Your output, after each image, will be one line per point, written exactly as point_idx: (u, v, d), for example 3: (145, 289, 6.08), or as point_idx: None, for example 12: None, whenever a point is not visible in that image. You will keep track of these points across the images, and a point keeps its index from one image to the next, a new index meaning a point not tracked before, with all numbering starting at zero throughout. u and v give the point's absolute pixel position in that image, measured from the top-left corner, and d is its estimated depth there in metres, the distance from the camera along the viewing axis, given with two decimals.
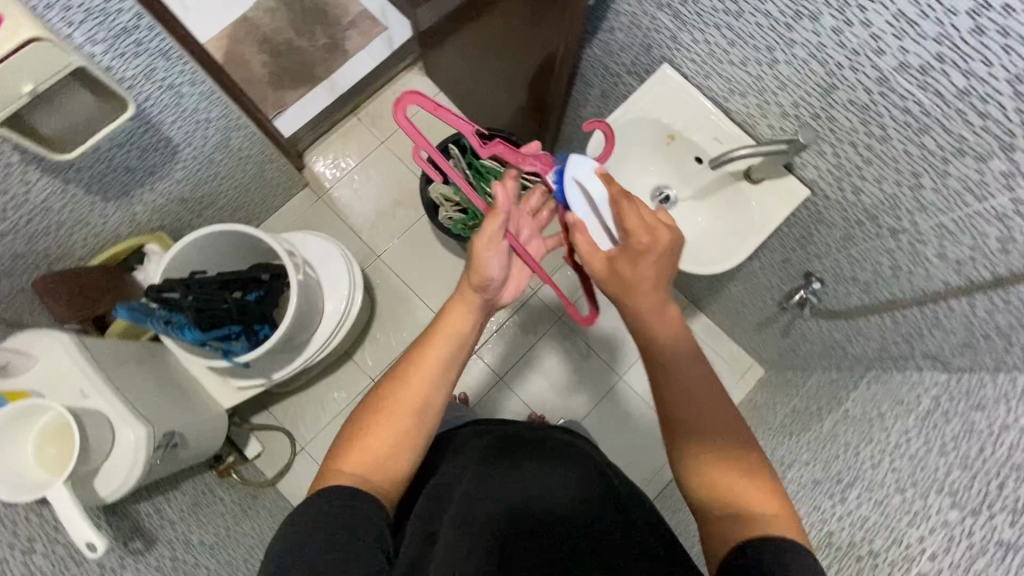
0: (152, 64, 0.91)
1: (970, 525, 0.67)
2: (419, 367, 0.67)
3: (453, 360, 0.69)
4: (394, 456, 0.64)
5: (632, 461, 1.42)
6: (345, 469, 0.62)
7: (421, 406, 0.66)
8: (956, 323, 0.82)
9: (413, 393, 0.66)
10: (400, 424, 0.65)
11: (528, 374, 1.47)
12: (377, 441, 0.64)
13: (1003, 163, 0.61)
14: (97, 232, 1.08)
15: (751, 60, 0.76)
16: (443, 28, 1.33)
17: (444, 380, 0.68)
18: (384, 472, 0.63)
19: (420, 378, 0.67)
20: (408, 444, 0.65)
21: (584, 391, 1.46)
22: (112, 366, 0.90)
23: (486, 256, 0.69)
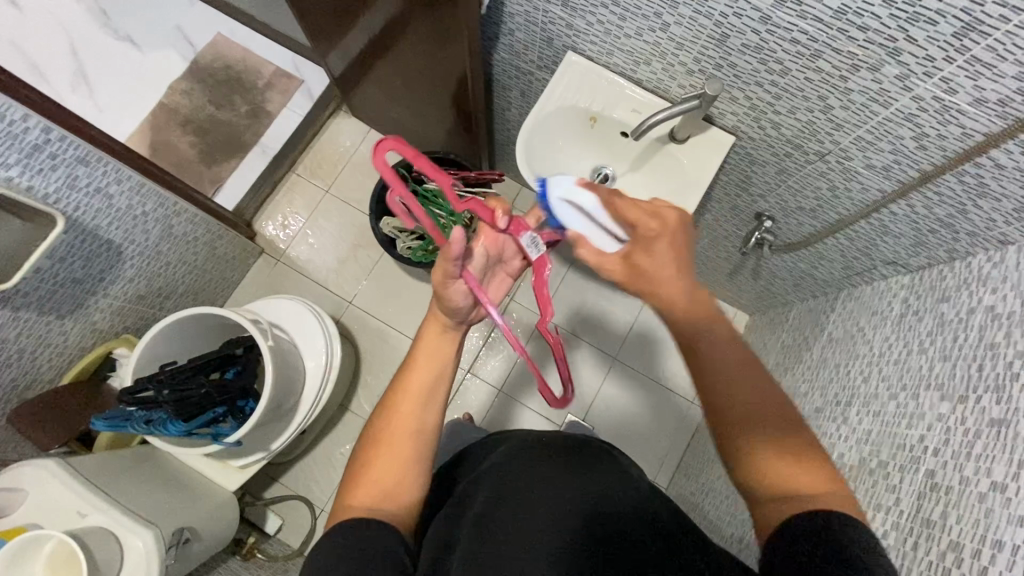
0: (72, 173, 0.91)
1: (961, 412, 0.69)
2: (406, 390, 0.65)
3: (440, 378, 0.67)
4: (399, 483, 0.62)
5: (646, 436, 1.44)
6: (354, 504, 0.60)
7: (418, 427, 0.64)
8: (903, 225, 0.85)
9: (407, 416, 0.64)
10: (400, 450, 0.63)
11: (525, 379, 1.48)
12: (381, 472, 0.62)
13: (895, 68, 0.63)
14: (60, 351, 1.07)
15: (645, 29, 0.79)
16: (355, 68, 1.35)
17: (434, 398, 0.66)
18: (395, 500, 0.61)
19: (409, 401, 0.65)
20: (411, 470, 0.63)
21: (584, 382, 1.48)
22: (105, 479, 0.88)
23: (449, 287, 0.64)
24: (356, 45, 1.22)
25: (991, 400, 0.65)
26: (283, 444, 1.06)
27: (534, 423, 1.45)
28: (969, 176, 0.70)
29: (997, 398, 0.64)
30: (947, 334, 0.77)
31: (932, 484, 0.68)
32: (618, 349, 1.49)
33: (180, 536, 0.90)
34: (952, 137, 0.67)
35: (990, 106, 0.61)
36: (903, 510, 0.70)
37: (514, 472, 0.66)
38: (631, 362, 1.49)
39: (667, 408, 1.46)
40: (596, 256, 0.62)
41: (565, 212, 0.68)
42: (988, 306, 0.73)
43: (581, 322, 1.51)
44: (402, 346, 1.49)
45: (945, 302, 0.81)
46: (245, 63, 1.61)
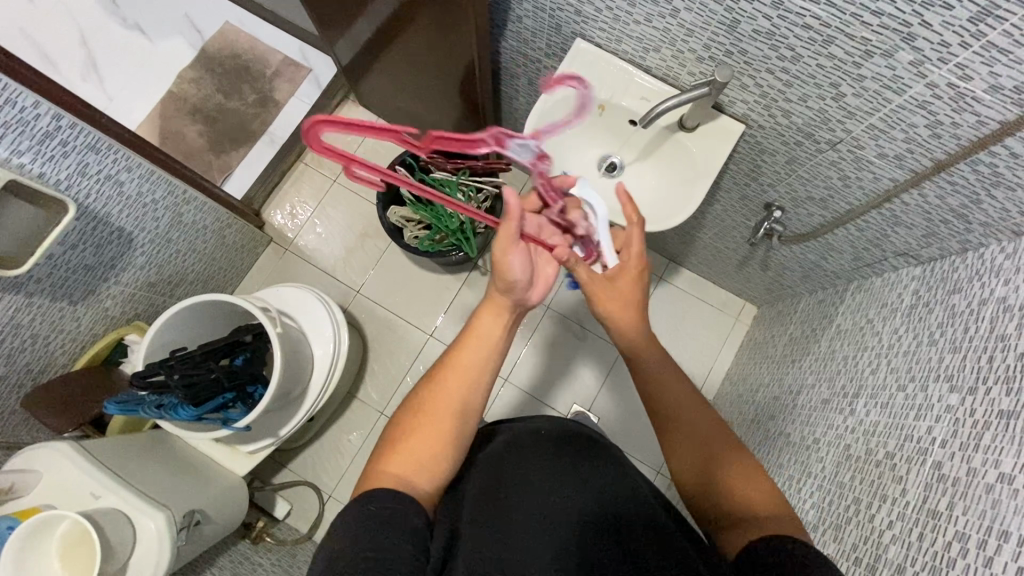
0: (83, 160, 0.92)
1: (970, 404, 0.68)
2: (459, 369, 0.68)
3: (488, 361, 0.70)
4: (435, 459, 0.63)
5: (651, 427, 1.45)
6: (390, 469, 0.61)
7: (463, 408, 0.67)
8: (915, 216, 0.84)
9: (456, 392, 0.67)
10: (442, 427, 0.65)
11: (533, 369, 1.49)
12: (421, 444, 0.63)
13: (909, 54, 0.62)
14: (73, 337, 1.08)
15: (655, 15, 0.78)
16: (362, 57, 1.34)
17: (480, 380, 0.69)
18: (429, 476, 0.62)
19: (460, 380, 0.68)
20: (449, 447, 0.64)
21: (589, 373, 1.48)
22: (117, 462, 0.90)
23: (510, 256, 0.68)
24: (363, 33, 1.22)
25: (1001, 392, 0.65)
26: (292, 430, 1.08)
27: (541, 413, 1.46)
28: (983, 166, 0.69)
29: (1008, 389, 0.64)
30: (957, 326, 0.77)
31: (939, 475, 0.67)
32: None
33: (191, 519, 0.92)
34: (966, 125, 0.66)
35: (1006, 93, 0.60)
36: (910, 501, 0.69)
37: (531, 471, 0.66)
38: None
39: None
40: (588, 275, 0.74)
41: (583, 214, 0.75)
42: (1000, 297, 0.72)
43: (589, 313, 1.51)
44: (409, 335, 1.50)
45: (957, 293, 0.80)
46: (253, 52, 1.61)
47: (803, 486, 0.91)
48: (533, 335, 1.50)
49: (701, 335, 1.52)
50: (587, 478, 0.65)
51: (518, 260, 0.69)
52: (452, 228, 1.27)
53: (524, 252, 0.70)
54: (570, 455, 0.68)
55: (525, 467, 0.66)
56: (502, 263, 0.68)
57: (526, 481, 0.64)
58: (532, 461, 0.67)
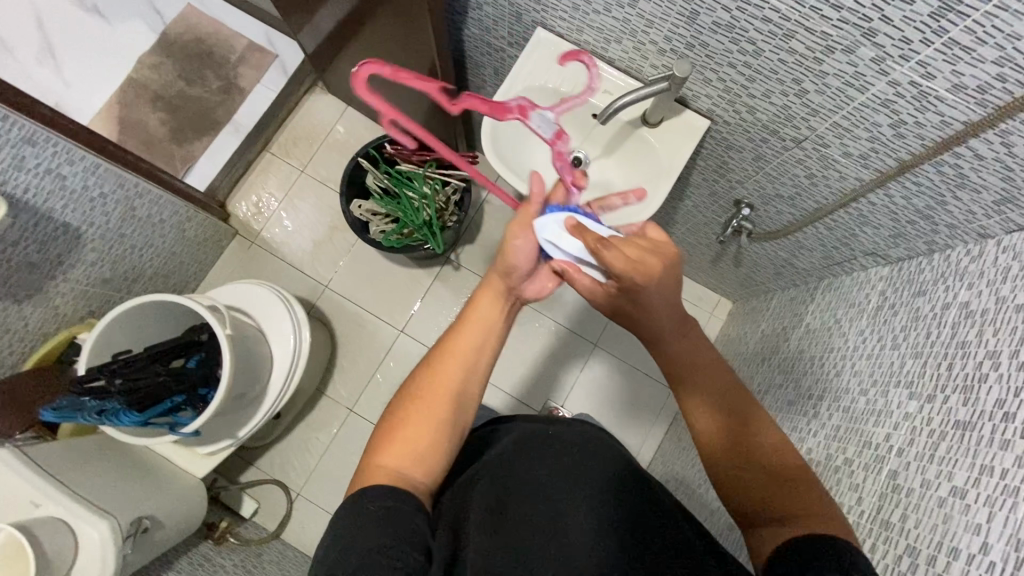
0: (19, 153, 0.88)
1: (928, 412, 0.67)
2: (453, 353, 0.66)
3: (485, 345, 0.67)
4: (430, 448, 0.60)
5: (626, 423, 1.43)
6: (383, 462, 0.58)
7: (459, 392, 0.64)
8: (882, 216, 0.82)
9: (452, 377, 0.64)
10: (436, 410, 0.62)
11: (507, 364, 1.46)
12: (414, 432, 0.60)
13: (870, 50, 0.59)
14: (20, 336, 1.04)
15: (614, 5, 0.74)
16: (326, 44, 1.29)
17: (478, 362, 0.66)
18: (423, 467, 0.59)
19: (454, 363, 0.65)
20: (447, 433, 0.61)
21: (565, 368, 1.46)
22: (61, 469, 0.87)
23: (518, 240, 0.68)
24: (324, 20, 1.17)
25: (959, 401, 0.64)
26: (250, 431, 1.05)
27: (517, 407, 1.44)
28: (948, 167, 0.67)
29: (965, 399, 0.63)
30: (920, 330, 0.75)
31: (893, 485, 0.66)
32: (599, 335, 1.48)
33: (139, 526, 0.89)
34: (930, 125, 0.63)
35: (969, 93, 0.57)
36: (865, 511, 0.68)
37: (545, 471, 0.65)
38: (611, 350, 1.48)
39: (648, 395, 1.45)
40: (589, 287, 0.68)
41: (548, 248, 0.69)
42: (963, 302, 0.70)
43: (565, 306, 1.49)
44: (379, 331, 1.47)
45: (921, 296, 0.78)
46: (216, 37, 1.55)
47: None
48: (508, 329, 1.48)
49: None
50: (602, 471, 0.64)
51: (526, 246, 0.68)
52: (418, 221, 1.23)
53: (537, 243, 0.70)
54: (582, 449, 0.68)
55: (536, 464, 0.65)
56: (509, 245, 0.68)
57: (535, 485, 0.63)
58: (540, 453, 0.67)
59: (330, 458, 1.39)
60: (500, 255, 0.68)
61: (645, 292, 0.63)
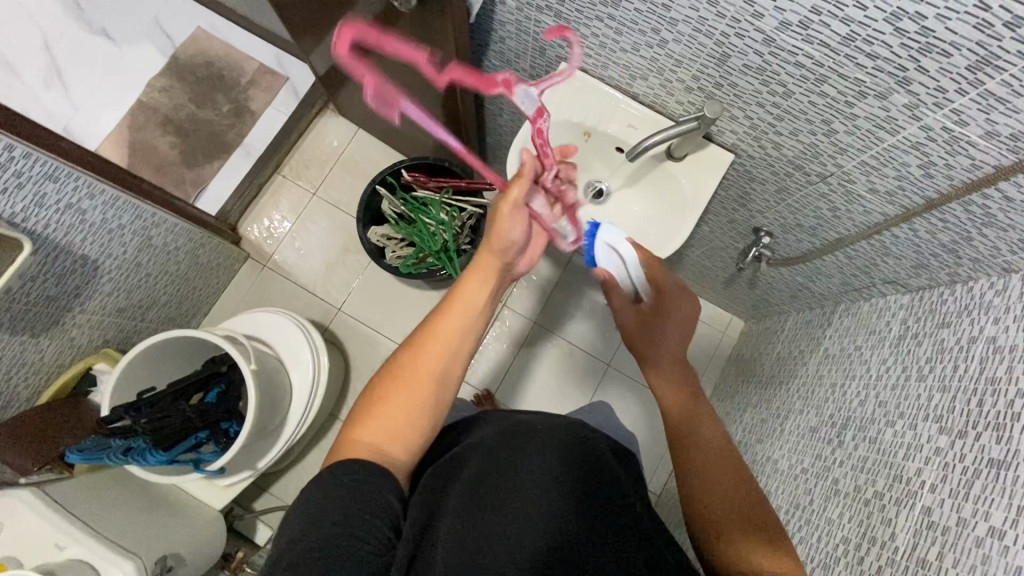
0: (41, 190, 0.87)
1: (960, 448, 0.67)
2: (438, 333, 0.65)
3: (470, 329, 0.67)
4: (407, 427, 0.61)
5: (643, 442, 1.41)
6: (362, 438, 0.60)
7: (440, 375, 0.64)
8: (904, 248, 0.83)
9: (436, 357, 0.64)
10: (417, 391, 0.62)
11: (521, 380, 1.44)
12: (393, 411, 0.61)
13: (904, 97, 0.60)
14: (37, 369, 1.03)
15: (642, 44, 0.75)
16: (341, 70, 1.29)
17: (463, 344, 0.66)
18: (400, 446, 0.60)
19: (438, 345, 0.65)
20: (425, 417, 0.62)
21: (580, 384, 1.45)
22: (84, 508, 0.86)
23: (508, 218, 0.69)
24: None
25: (992, 439, 0.64)
26: (270, 462, 1.04)
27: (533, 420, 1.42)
28: (975, 206, 0.68)
29: (998, 437, 0.63)
30: (947, 363, 0.76)
31: (928, 522, 0.66)
32: (612, 354, 1.46)
33: (162, 565, 0.88)
34: (959, 167, 0.64)
35: (1002, 140, 0.58)
36: (899, 547, 0.69)
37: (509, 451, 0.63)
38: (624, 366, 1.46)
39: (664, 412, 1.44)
40: (621, 304, 0.78)
41: (604, 256, 0.81)
42: (989, 337, 0.71)
43: (579, 322, 1.48)
44: (392, 353, 1.47)
45: (946, 328, 0.79)
46: (227, 60, 1.55)
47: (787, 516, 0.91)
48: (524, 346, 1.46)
49: (690, 350, 1.51)
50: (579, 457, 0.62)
51: (518, 226, 0.70)
52: (436, 246, 1.23)
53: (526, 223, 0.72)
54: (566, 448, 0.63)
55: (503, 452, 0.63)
56: (500, 222, 0.70)
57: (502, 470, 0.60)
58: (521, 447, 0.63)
59: None
60: (493, 229, 0.70)
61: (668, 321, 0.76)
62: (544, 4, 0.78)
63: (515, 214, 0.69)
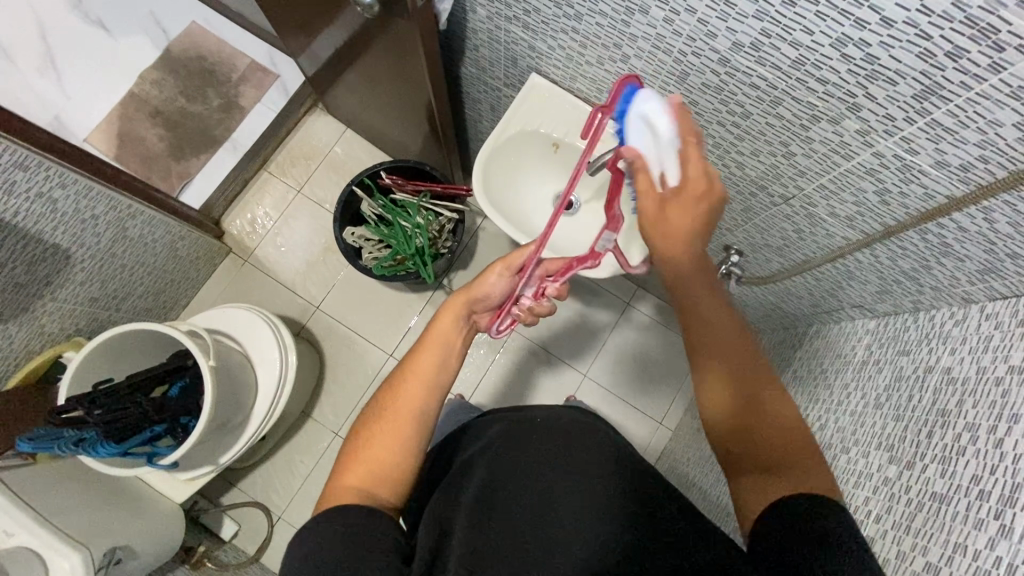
0: (11, 177, 0.89)
1: (906, 480, 0.65)
2: (411, 377, 0.64)
3: (444, 367, 0.66)
4: (394, 467, 0.60)
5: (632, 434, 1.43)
6: (347, 483, 0.58)
7: (419, 414, 0.63)
8: (867, 273, 0.82)
9: (412, 399, 0.63)
10: (397, 432, 0.61)
11: (511, 376, 1.45)
12: (377, 456, 0.60)
13: (855, 122, 0.60)
14: (5, 356, 1.03)
15: (606, 58, 0.75)
16: (325, 70, 1.30)
17: (439, 382, 0.65)
18: (389, 486, 0.59)
19: (414, 388, 0.63)
20: (406, 456, 0.61)
21: (569, 379, 1.45)
22: (38, 496, 0.86)
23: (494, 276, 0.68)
24: (323, 47, 1.17)
25: (936, 472, 0.62)
26: (231, 458, 1.04)
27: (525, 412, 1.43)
28: (932, 235, 0.67)
29: (942, 470, 0.61)
30: (902, 392, 0.73)
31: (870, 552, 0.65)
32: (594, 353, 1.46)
33: (111, 557, 0.88)
34: (914, 196, 0.64)
35: (951, 170, 0.57)
36: None
37: (541, 450, 0.65)
38: (611, 359, 1.46)
39: (650, 406, 1.44)
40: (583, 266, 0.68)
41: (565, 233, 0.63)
42: (945, 368, 0.68)
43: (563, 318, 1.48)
44: (368, 353, 1.47)
45: (905, 355, 0.76)
46: (219, 55, 1.56)
47: (739, 537, 0.89)
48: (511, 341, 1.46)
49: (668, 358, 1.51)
50: (589, 459, 0.63)
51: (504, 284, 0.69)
52: (411, 249, 1.24)
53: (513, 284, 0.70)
54: (565, 446, 0.65)
55: (532, 451, 0.65)
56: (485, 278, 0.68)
57: (531, 469, 0.63)
58: (522, 453, 0.65)
59: (312, 482, 1.38)
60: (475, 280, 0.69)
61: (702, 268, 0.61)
62: (512, 15, 0.78)
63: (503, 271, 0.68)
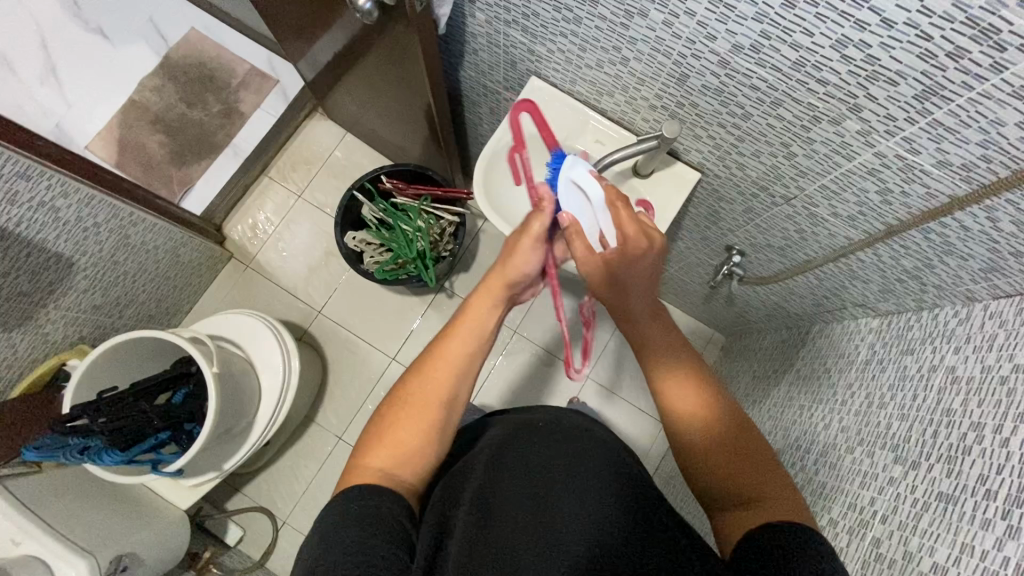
0: (13, 187, 0.89)
1: (912, 480, 0.65)
2: (444, 361, 0.63)
3: (476, 355, 0.64)
4: (423, 448, 0.60)
5: (636, 434, 1.43)
6: (370, 464, 0.58)
7: (449, 400, 0.62)
8: (871, 272, 0.81)
9: (443, 382, 0.62)
10: (427, 417, 0.61)
11: (515, 375, 1.45)
12: (403, 435, 0.60)
13: (857, 123, 0.60)
14: (9, 364, 1.03)
15: (605, 62, 0.75)
16: (325, 76, 1.30)
17: (471, 369, 0.64)
18: (410, 468, 0.59)
19: (446, 372, 0.63)
20: (435, 440, 0.61)
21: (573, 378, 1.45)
22: (44, 504, 0.87)
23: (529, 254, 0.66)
24: (323, 53, 1.17)
25: (942, 471, 0.62)
26: (236, 464, 1.04)
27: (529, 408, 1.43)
28: (935, 234, 0.67)
29: (948, 470, 0.61)
30: (907, 391, 0.73)
31: (876, 553, 0.64)
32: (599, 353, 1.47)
33: (117, 565, 0.87)
34: (916, 196, 0.64)
35: (954, 170, 0.57)
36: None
37: (544, 452, 0.65)
38: (615, 358, 1.47)
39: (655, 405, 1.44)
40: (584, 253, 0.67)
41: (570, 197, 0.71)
42: (949, 366, 0.68)
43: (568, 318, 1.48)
44: (371, 357, 1.47)
45: (909, 355, 0.76)
46: (219, 61, 1.56)
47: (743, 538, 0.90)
48: (516, 338, 1.47)
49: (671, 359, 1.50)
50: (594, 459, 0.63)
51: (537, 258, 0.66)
52: (412, 253, 1.24)
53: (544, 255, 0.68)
54: (569, 449, 0.65)
55: (536, 455, 0.64)
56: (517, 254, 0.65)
57: (534, 471, 0.62)
58: (525, 453, 0.65)
59: (317, 486, 1.38)
60: (509, 259, 0.66)
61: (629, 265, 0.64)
62: (510, 19, 0.78)
63: (533, 244, 0.66)
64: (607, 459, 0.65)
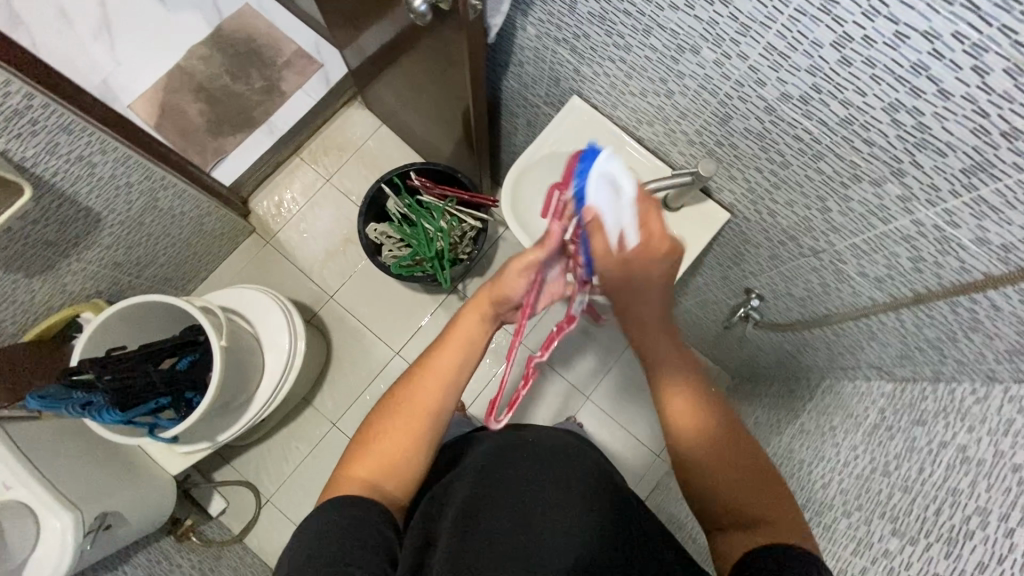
0: (53, 139, 0.91)
1: (907, 556, 0.63)
2: (430, 374, 0.64)
3: (462, 369, 0.65)
4: (407, 459, 0.61)
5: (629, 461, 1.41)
6: (356, 473, 0.60)
7: (432, 413, 0.63)
8: (891, 336, 0.80)
9: (428, 395, 0.63)
10: (411, 428, 0.62)
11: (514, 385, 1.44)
12: (388, 444, 0.61)
13: (897, 187, 0.59)
14: (26, 309, 1.05)
15: (650, 92, 0.75)
16: (368, 66, 1.32)
17: (457, 383, 0.64)
18: (395, 478, 0.60)
19: (430, 384, 0.63)
20: (418, 452, 0.61)
21: (573, 396, 1.44)
22: (39, 451, 0.88)
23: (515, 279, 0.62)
24: (370, 44, 1.18)
25: (941, 552, 0.60)
26: (229, 437, 1.05)
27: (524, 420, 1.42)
28: (963, 309, 0.65)
29: (947, 551, 0.59)
30: (914, 463, 0.71)
31: None
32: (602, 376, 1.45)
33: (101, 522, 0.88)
34: (949, 268, 0.62)
35: (993, 248, 0.56)
36: None
37: (527, 469, 0.64)
38: (617, 382, 1.45)
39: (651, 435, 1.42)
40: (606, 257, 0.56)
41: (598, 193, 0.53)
42: (960, 445, 0.66)
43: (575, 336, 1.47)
44: (375, 349, 1.47)
45: (919, 426, 0.74)
46: (267, 38, 1.58)
47: None
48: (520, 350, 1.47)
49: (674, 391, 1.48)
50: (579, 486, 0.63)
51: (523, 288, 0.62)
52: (430, 252, 1.24)
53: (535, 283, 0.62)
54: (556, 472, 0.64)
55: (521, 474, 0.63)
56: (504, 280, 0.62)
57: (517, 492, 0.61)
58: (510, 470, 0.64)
59: (304, 469, 1.39)
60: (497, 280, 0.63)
61: (639, 277, 0.56)
62: (561, 38, 0.79)
63: (521, 271, 0.61)
64: (596, 487, 0.64)
